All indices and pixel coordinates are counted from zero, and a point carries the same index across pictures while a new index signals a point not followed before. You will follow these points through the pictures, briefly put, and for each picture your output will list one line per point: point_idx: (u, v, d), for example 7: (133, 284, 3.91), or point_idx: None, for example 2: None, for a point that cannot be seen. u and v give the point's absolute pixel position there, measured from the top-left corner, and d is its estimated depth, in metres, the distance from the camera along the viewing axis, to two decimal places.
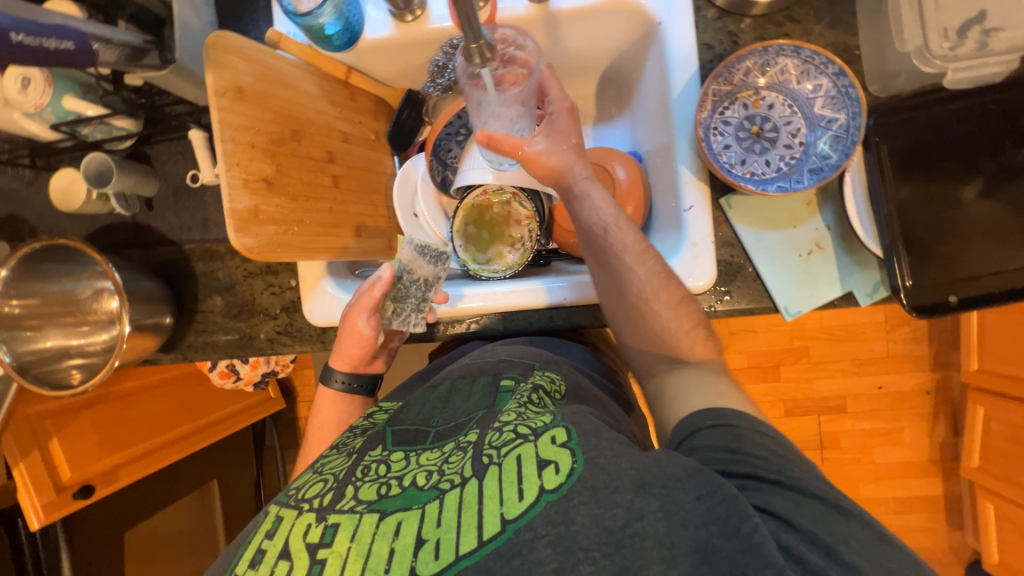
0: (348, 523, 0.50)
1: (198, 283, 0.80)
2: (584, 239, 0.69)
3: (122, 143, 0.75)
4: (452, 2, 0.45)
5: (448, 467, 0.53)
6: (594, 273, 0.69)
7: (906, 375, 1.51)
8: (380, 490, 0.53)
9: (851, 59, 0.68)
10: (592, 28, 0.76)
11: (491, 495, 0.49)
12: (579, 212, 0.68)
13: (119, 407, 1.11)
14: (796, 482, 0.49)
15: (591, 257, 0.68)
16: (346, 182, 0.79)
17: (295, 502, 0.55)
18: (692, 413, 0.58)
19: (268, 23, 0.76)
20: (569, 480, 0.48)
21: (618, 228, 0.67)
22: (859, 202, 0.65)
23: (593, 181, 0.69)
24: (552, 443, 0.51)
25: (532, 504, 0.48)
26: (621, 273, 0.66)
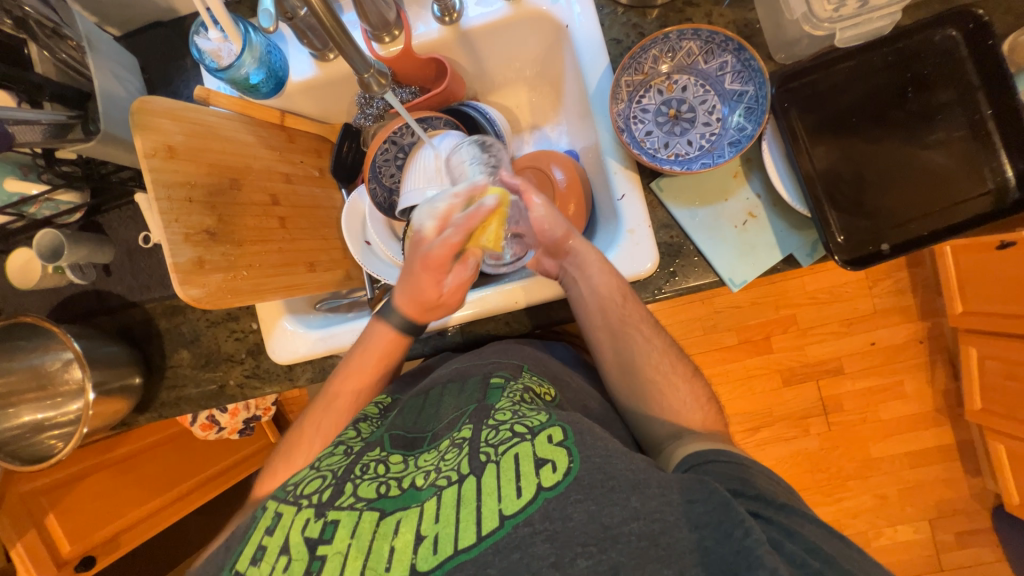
0: (349, 519, 0.50)
1: (164, 340, 0.82)
2: (597, 308, 0.69)
3: (71, 216, 0.78)
4: (337, 48, 0.55)
5: (445, 464, 0.54)
6: (605, 342, 0.71)
7: (896, 328, 1.50)
8: (379, 489, 0.53)
9: (753, 34, 0.70)
10: (507, 39, 0.79)
11: (490, 492, 0.48)
12: (592, 281, 0.69)
13: (116, 473, 1.10)
14: (796, 504, 0.53)
15: (603, 326, 0.70)
16: (294, 222, 0.80)
17: (294, 498, 0.54)
18: (706, 447, 0.58)
19: (197, 82, 0.79)
20: (567, 479, 0.48)
21: (633, 301, 0.69)
22: (779, 167, 0.67)
23: (594, 255, 0.70)
24: (549, 442, 0.51)
25: (530, 501, 0.47)
26: (632, 346, 0.69)
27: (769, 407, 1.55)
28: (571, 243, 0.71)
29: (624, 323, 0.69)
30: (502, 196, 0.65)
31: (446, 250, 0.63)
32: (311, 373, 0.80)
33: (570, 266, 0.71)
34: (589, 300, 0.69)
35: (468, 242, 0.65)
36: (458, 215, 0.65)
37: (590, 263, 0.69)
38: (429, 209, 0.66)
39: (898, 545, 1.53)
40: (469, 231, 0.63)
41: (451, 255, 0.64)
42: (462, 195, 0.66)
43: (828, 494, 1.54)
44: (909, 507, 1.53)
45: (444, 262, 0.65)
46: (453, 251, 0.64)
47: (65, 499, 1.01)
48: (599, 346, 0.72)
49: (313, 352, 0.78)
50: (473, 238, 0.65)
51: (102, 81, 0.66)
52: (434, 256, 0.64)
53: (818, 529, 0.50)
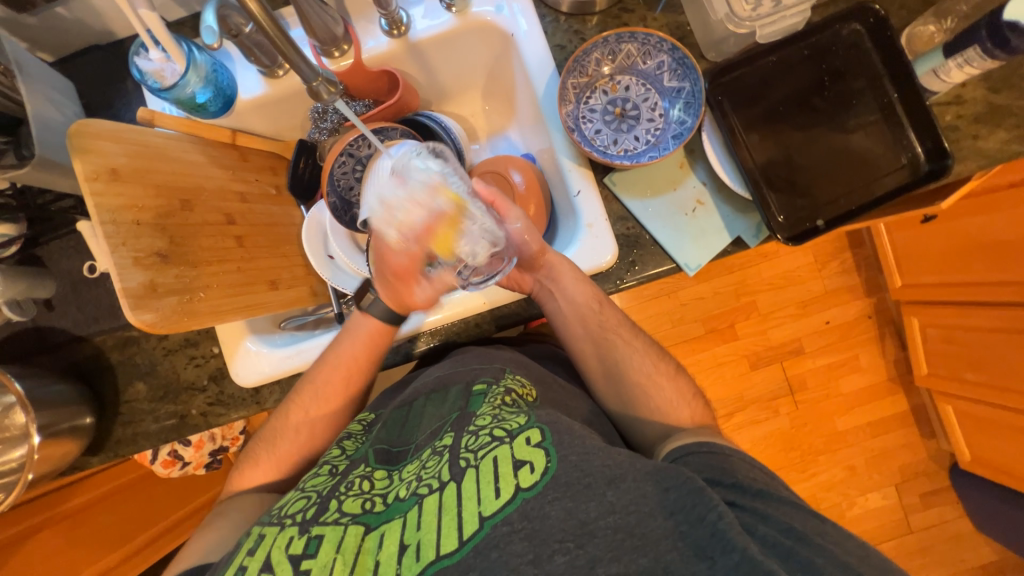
0: (333, 533, 0.49)
1: (117, 373, 0.78)
2: (577, 319, 0.74)
3: (7, 250, 0.73)
4: (281, 56, 0.54)
5: (426, 472, 0.52)
6: (590, 355, 0.75)
7: (847, 305, 1.60)
8: (365, 504, 0.52)
9: (684, 35, 0.76)
10: (456, 50, 0.81)
11: (469, 495, 0.48)
12: (570, 293, 0.73)
13: (68, 528, 1.01)
14: (777, 490, 0.54)
15: (586, 336, 0.74)
16: (251, 240, 0.79)
17: (277, 519, 0.52)
18: (689, 438, 0.60)
19: (140, 103, 0.77)
20: (545, 478, 0.48)
21: (609, 309, 0.74)
22: (721, 155, 0.71)
23: (569, 268, 0.72)
24: (527, 444, 0.51)
25: (509, 501, 0.47)
26: (615, 349, 0.73)
27: (740, 391, 1.61)
28: (546, 258, 0.73)
29: (604, 330, 0.74)
30: (457, 201, 0.61)
31: (405, 261, 0.68)
32: (279, 395, 0.78)
33: (545, 279, 0.74)
34: (568, 311, 0.74)
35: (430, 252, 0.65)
36: (415, 221, 0.60)
37: (564, 274, 0.72)
38: (387, 215, 0.61)
39: (870, 513, 1.60)
40: (425, 241, 0.63)
41: (412, 264, 0.68)
42: (423, 206, 0.60)
43: (801, 471, 1.60)
44: (876, 475, 1.61)
45: (408, 270, 0.69)
46: (415, 263, 0.68)
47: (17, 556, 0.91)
48: (582, 355, 0.76)
49: (280, 371, 0.76)
50: (430, 246, 0.64)
51: (34, 105, 0.64)
52: (398, 262, 0.68)
53: (790, 508, 0.52)
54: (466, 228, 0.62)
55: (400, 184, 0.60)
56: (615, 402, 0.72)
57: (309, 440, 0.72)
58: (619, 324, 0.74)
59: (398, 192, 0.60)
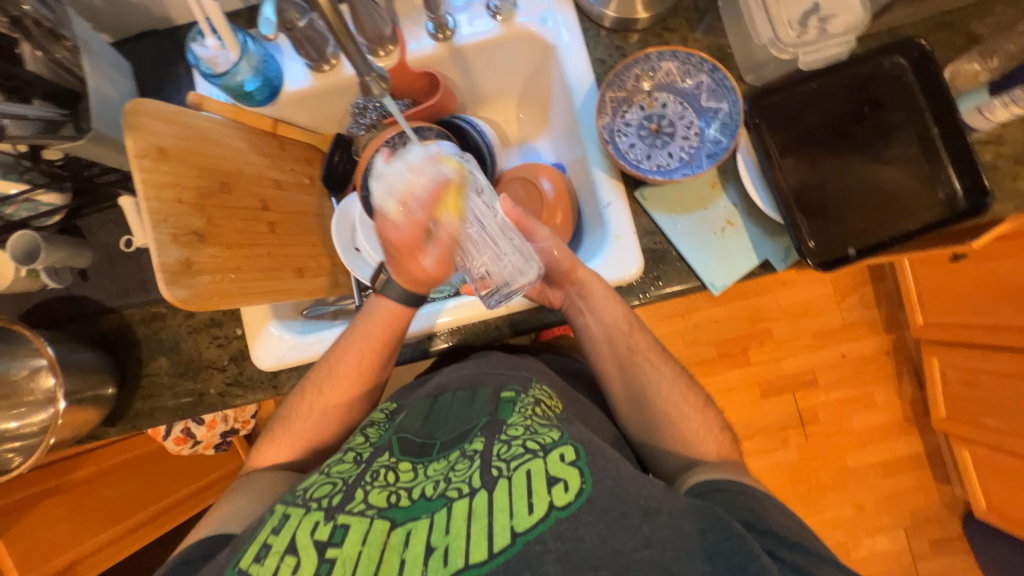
0: (360, 525, 0.48)
1: (141, 347, 0.79)
2: (605, 339, 0.74)
3: (51, 219, 0.76)
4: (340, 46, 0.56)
5: (456, 475, 0.52)
6: (616, 380, 0.74)
7: (865, 340, 1.58)
8: (390, 498, 0.51)
9: (725, 57, 0.77)
10: (496, 58, 0.83)
11: (501, 508, 0.47)
12: (599, 312, 0.73)
13: (77, 495, 1.02)
14: (811, 543, 0.53)
15: (613, 358, 0.74)
16: (283, 227, 0.81)
17: (302, 500, 0.52)
18: (716, 473, 0.59)
19: (190, 87, 0.80)
20: (579, 500, 0.47)
21: (638, 331, 0.74)
22: (755, 178, 0.71)
23: (603, 287, 0.73)
24: (561, 461, 0.50)
25: (541, 519, 0.46)
26: (642, 375, 0.72)
27: (749, 419, 1.58)
28: (577, 274, 0.73)
29: (632, 354, 0.73)
30: (459, 167, 0.62)
31: (409, 233, 0.63)
32: (296, 380, 0.78)
33: (575, 296, 0.75)
34: (597, 329, 0.74)
35: (430, 218, 0.62)
36: (419, 189, 0.60)
37: (596, 291, 0.73)
38: (387, 180, 0.61)
39: (877, 556, 1.55)
40: (429, 206, 0.60)
41: (417, 237, 0.64)
42: (426, 173, 0.60)
43: (809, 506, 1.56)
44: (885, 517, 1.56)
45: (412, 243, 0.64)
46: (420, 233, 0.63)
47: (30, 516, 0.93)
48: (607, 377, 0.75)
49: (300, 358, 0.77)
50: (436, 214, 0.61)
51: (95, 83, 0.66)
52: (400, 236, 0.64)
53: (829, 567, 0.50)
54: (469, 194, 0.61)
55: (393, 161, 0.63)
56: (633, 415, 0.72)
57: (326, 435, 0.73)
58: (645, 346, 0.74)
59: (397, 163, 0.62)
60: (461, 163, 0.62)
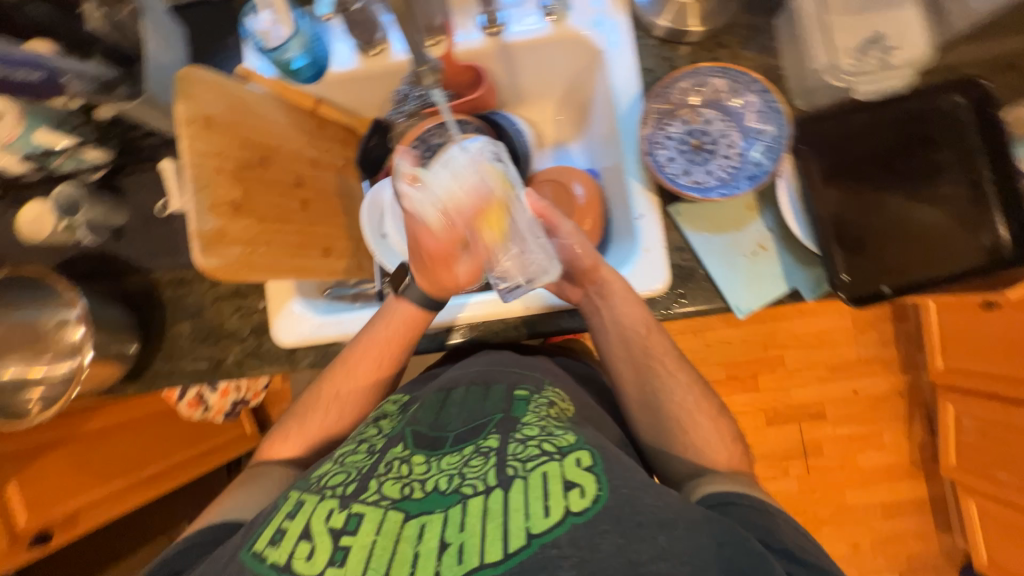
0: (373, 515, 0.48)
1: (166, 310, 0.81)
2: (620, 340, 0.73)
3: (94, 173, 0.77)
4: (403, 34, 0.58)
5: (471, 471, 0.51)
6: (630, 384, 0.73)
7: (879, 378, 1.55)
8: (404, 490, 0.51)
9: (777, 79, 0.75)
10: (542, 59, 0.83)
11: (516, 508, 0.47)
12: (616, 311, 0.72)
13: (87, 446, 1.05)
14: (822, 560, 0.53)
15: (627, 359, 0.73)
16: (315, 206, 0.81)
17: (317, 488, 0.53)
18: (729, 486, 0.59)
19: (238, 59, 0.81)
20: (596, 505, 0.47)
21: (656, 333, 0.73)
22: (796, 208, 0.71)
23: (622, 287, 0.72)
24: (578, 465, 0.50)
25: (558, 522, 0.46)
26: (657, 381, 0.72)
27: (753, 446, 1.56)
28: (599, 274, 0.72)
29: (647, 354, 0.72)
30: (502, 182, 0.64)
31: (444, 238, 0.66)
32: (312, 358, 0.79)
33: (593, 295, 0.74)
34: (612, 331, 0.73)
35: (470, 231, 0.64)
36: (460, 203, 0.62)
37: (614, 291, 0.72)
38: (434, 194, 0.62)
39: None
40: (472, 221, 0.63)
41: (453, 245, 0.67)
42: (470, 187, 0.62)
43: None
44: (881, 558, 1.54)
45: (445, 249, 0.67)
46: (455, 242, 0.67)
47: (31, 468, 0.96)
48: (624, 381, 0.74)
49: (319, 337, 0.77)
50: (477, 228, 0.64)
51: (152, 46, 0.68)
52: (436, 245, 0.67)
53: None
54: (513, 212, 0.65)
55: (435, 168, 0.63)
56: (646, 429, 0.71)
57: (338, 414, 0.74)
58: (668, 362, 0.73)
59: (442, 174, 0.62)
60: (506, 179, 0.64)
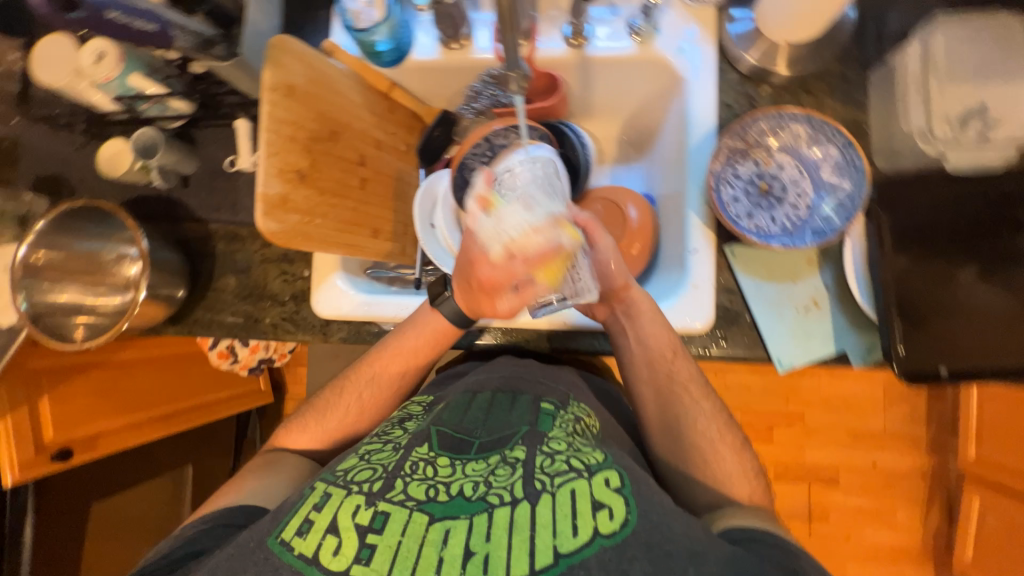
0: (400, 515, 0.49)
1: (216, 262, 0.83)
2: (646, 363, 0.72)
3: (170, 122, 0.81)
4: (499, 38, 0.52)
5: (497, 480, 0.52)
6: (653, 406, 0.73)
7: (902, 454, 1.47)
8: (429, 492, 0.51)
9: (862, 134, 0.73)
10: (620, 77, 0.82)
11: (544, 524, 0.47)
12: (642, 335, 0.72)
13: (114, 375, 1.10)
14: None
15: (650, 381, 0.72)
16: (372, 185, 0.82)
17: (343, 482, 0.53)
18: (756, 523, 0.56)
19: (324, 33, 0.83)
20: (624, 530, 0.47)
21: (682, 357, 0.71)
22: (859, 272, 0.68)
23: (648, 308, 0.71)
24: (606, 486, 0.50)
25: (585, 543, 0.46)
26: (679, 406, 0.70)
27: None
28: (628, 293, 0.72)
29: (671, 381, 0.71)
30: (575, 236, 0.61)
31: (500, 274, 0.63)
32: (345, 333, 0.81)
33: (621, 314, 0.73)
34: (638, 355, 0.72)
35: (528, 274, 0.61)
36: (530, 248, 0.58)
37: (643, 312, 0.71)
38: (503, 230, 0.58)
39: None
40: (533, 266, 0.60)
41: (503, 278, 0.64)
42: (543, 234, 0.58)
43: None
44: None
45: (497, 283, 0.65)
46: (509, 278, 0.63)
47: (63, 386, 1.01)
48: (644, 402, 0.74)
49: (355, 315, 0.79)
50: (536, 273, 0.61)
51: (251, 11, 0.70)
52: (488, 275, 0.64)
53: None
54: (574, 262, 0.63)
55: (507, 200, 0.59)
56: (665, 465, 0.70)
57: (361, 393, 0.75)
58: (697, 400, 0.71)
59: (517, 211, 0.58)
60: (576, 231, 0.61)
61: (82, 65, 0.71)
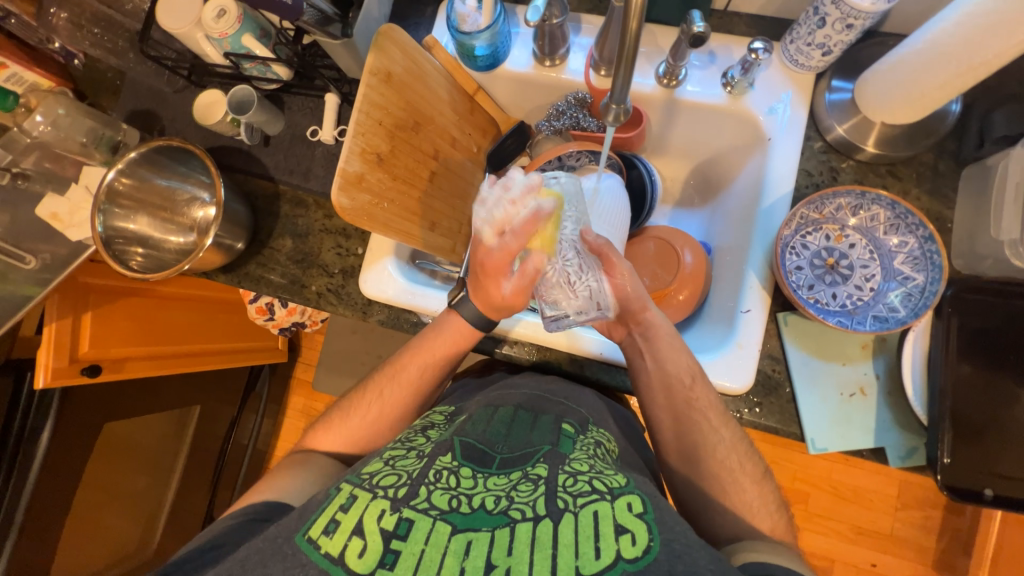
0: (423, 523, 0.48)
1: (278, 223, 0.86)
2: (662, 386, 0.69)
3: (268, 85, 0.85)
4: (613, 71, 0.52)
5: (519, 496, 0.51)
6: (667, 437, 0.69)
7: (906, 563, 1.39)
8: (452, 502, 0.51)
9: (942, 229, 0.71)
10: (702, 125, 0.82)
11: (567, 543, 0.46)
12: (660, 357, 0.70)
13: (153, 305, 1.15)
14: None
15: (667, 408, 0.69)
16: (439, 181, 0.83)
17: (369, 486, 0.53)
18: (773, 555, 0.53)
19: (426, 29, 0.86)
20: (647, 557, 0.45)
21: (700, 385, 0.68)
22: (916, 367, 0.66)
23: (663, 331, 0.71)
24: (629, 511, 0.49)
25: (608, 566, 0.45)
26: (697, 443, 0.66)
27: None
28: (646, 315, 0.71)
29: (689, 406, 0.67)
30: (556, 200, 0.65)
31: (500, 257, 0.66)
32: (384, 316, 0.83)
33: (638, 335, 0.71)
34: (652, 383, 0.69)
35: (522, 248, 0.66)
36: (516, 220, 0.64)
37: (661, 336, 0.70)
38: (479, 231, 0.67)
39: None
40: (525, 238, 0.65)
41: (505, 261, 0.66)
42: (530, 208, 0.63)
43: None
44: None
45: (498, 267, 0.67)
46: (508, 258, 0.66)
47: (106, 306, 1.04)
48: (661, 427, 0.70)
49: (397, 300, 0.81)
50: (529, 244, 0.65)
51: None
52: (490, 261, 0.67)
53: None
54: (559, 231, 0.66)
55: (494, 186, 0.66)
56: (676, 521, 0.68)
57: (385, 384, 0.76)
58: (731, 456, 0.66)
59: (495, 190, 0.65)
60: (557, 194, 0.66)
61: (202, 18, 0.75)
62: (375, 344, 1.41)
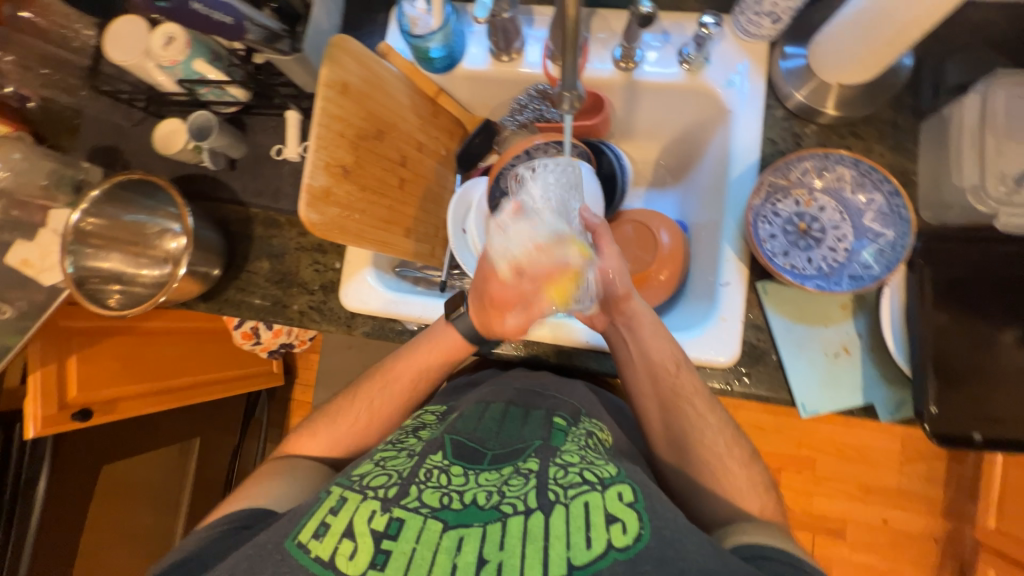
0: (414, 522, 0.48)
1: (252, 246, 0.86)
2: (649, 373, 0.69)
3: (227, 108, 0.84)
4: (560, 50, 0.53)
5: (510, 490, 0.51)
6: (660, 419, 0.70)
7: (915, 515, 1.41)
8: (443, 500, 0.51)
9: (908, 183, 0.72)
10: (665, 104, 0.83)
11: (558, 535, 0.47)
12: (643, 345, 0.70)
13: (138, 342, 1.14)
14: None
15: (655, 395, 0.69)
16: (410, 186, 0.83)
17: (359, 487, 0.53)
18: (767, 537, 0.54)
19: (381, 36, 0.86)
20: (638, 545, 0.46)
21: (687, 372, 0.68)
22: (895, 321, 0.67)
23: (645, 319, 0.70)
24: (619, 500, 0.50)
25: (599, 556, 0.45)
26: (686, 418, 0.67)
27: None
28: (629, 304, 0.70)
29: (676, 395, 0.68)
30: (582, 253, 0.63)
31: (511, 294, 0.67)
32: (369, 327, 0.82)
33: (621, 325, 0.71)
34: (639, 363, 0.70)
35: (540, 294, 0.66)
36: (536, 266, 0.63)
37: (643, 325, 0.70)
38: (509, 246, 0.63)
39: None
40: (540, 283, 0.64)
41: (513, 296, 0.67)
42: (544, 248, 0.62)
43: None
44: None
45: (507, 301, 0.68)
46: (520, 295, 0.67)
47: (89, 348, 1.03)
48: (648, 415, 0.71)
49: (379, 310, 0.80)
50: (546, 292, 0.65)
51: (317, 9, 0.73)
52: (499, 293, 0.67)
53: None
54: (585, 279, 0.65)
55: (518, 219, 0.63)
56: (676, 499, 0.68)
57: (377, 392, 0.76)
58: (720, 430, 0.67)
59: (523, 229, 0.62)
60: (586, 248, 0.64)
61: (151, 47, 0.74)
62: (369, 357, 1.40)
